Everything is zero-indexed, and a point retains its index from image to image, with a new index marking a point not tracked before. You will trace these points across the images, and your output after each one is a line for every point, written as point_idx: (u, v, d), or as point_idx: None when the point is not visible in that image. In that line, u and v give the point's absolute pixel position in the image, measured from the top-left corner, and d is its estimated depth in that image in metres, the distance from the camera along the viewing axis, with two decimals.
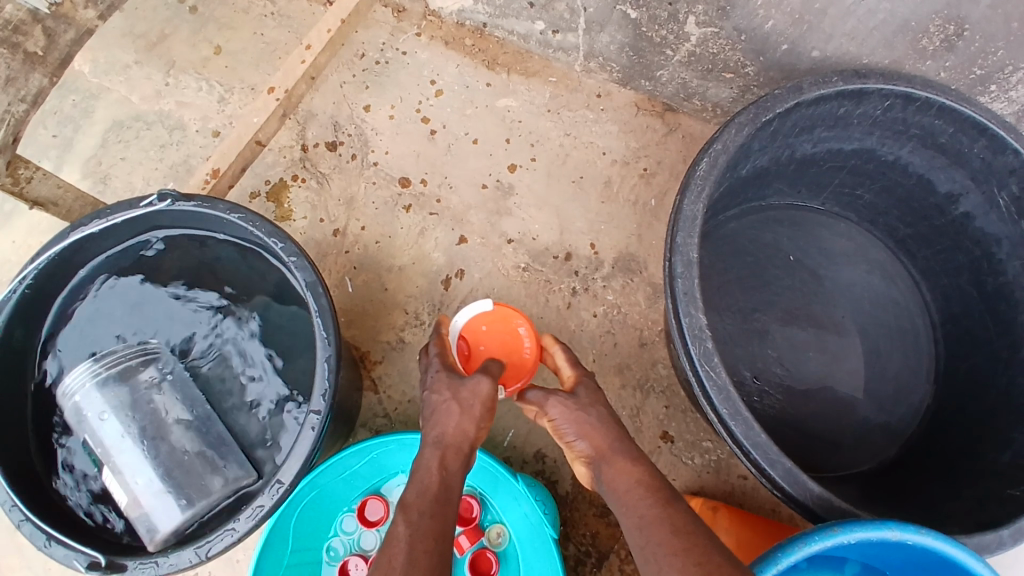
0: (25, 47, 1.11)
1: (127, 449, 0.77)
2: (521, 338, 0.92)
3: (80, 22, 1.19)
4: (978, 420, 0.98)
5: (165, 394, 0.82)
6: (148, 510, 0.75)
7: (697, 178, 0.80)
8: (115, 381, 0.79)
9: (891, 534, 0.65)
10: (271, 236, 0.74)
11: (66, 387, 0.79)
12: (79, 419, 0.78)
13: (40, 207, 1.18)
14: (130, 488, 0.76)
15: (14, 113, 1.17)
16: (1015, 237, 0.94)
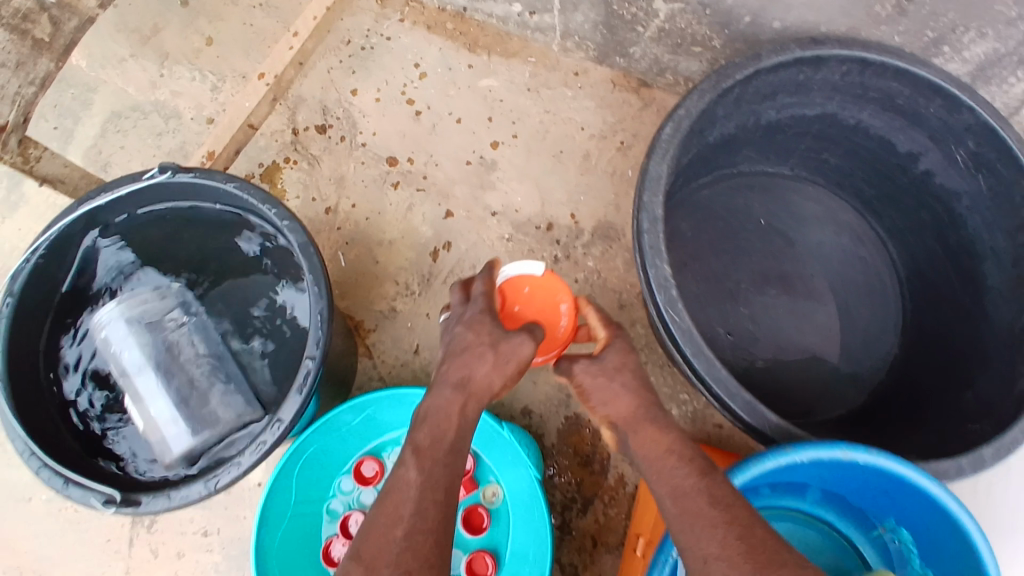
0: (32, 33, 1.24)
1: (147, 378, 0.84)
2: (561, 313, 0.88)
3: (83, 10, 1.29)
4: (941, 366, 1.04)
5: (184, 332, 0.89)
6: (165, 433, 0.82)
7: (663, 141, 0.85)
8: (141, 318, 0.87)
9: (843, 453, 0.72)
10: (264, 203, 0.79)
11: (96, 321, 0.86)
12: (107, 350, 0.86)
13: (49, 184, 1.24)
14: (150, 412, 0.83)
15: (24, 95, 1.25)
16: (974, 191, 0.98)
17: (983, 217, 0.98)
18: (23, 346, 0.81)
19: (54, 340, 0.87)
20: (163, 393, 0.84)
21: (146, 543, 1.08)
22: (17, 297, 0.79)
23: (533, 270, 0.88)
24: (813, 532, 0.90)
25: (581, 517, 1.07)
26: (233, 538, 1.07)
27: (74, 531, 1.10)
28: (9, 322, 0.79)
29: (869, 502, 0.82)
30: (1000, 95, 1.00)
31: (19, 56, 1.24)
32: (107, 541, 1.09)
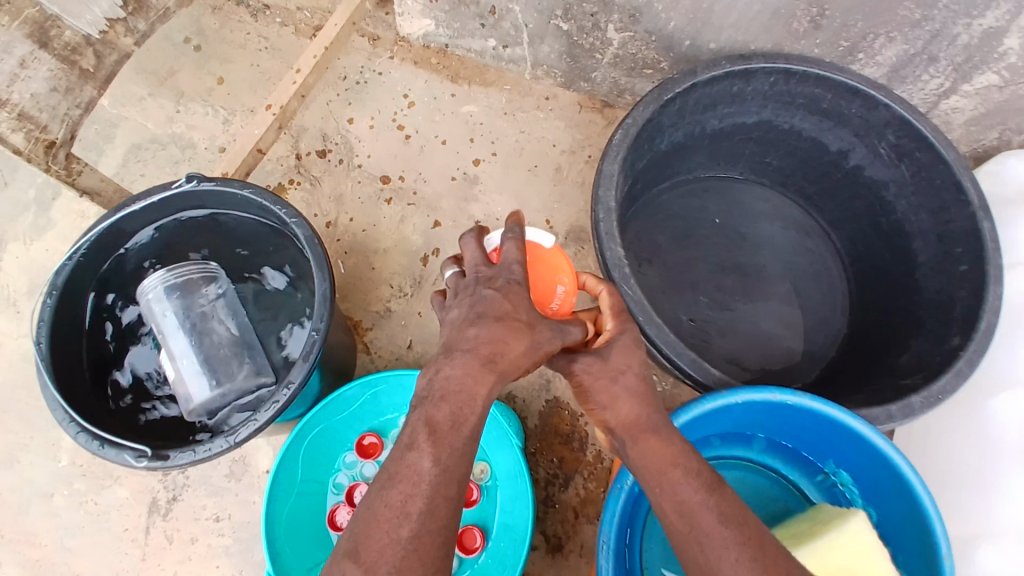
0: (78, 64, 1.44)
1: (180, 340, 0.96)
2: (557, 293, 0.84)
3: (122, 47, 1.48)
4: (882, 340, 1.16)
5: (218, 305, 1.00)
6: (190, 386, 0.94)
7: (614, 145, 0.99)
8: (181, 286, 0.97)
9: (773, 396, 0.83)
10: (276, 204, 0.94)
11: (142, 286, 0.97)
12: (150, 311, 0.97)
13: (87, 195, 1.38)
14: (179, 368, 0.95)
15: (72, 116, 1.43)
16: (899, 179, 1.13)
17: (909, 201, 1.13)
18: (62, 335, 0.92)
19: (88, 330, 0.98)
20: (192, 354, 0.95)
21: (162, 529, 1.16)
22: (60, 289, 0.91)
23: (542, 240, 0.85)
24: (762, 479, 1.02)
25: (563, 491, 1.16)
26: (243, 521, 1.16)
27: (93, 522, 1.17)
28: (52, 310, 0.91)
29: (811, 445, 0.94)
30: (917, 91, 1.15)
31: (68, 83, 1.42)
32: (123, 530, 1.17)
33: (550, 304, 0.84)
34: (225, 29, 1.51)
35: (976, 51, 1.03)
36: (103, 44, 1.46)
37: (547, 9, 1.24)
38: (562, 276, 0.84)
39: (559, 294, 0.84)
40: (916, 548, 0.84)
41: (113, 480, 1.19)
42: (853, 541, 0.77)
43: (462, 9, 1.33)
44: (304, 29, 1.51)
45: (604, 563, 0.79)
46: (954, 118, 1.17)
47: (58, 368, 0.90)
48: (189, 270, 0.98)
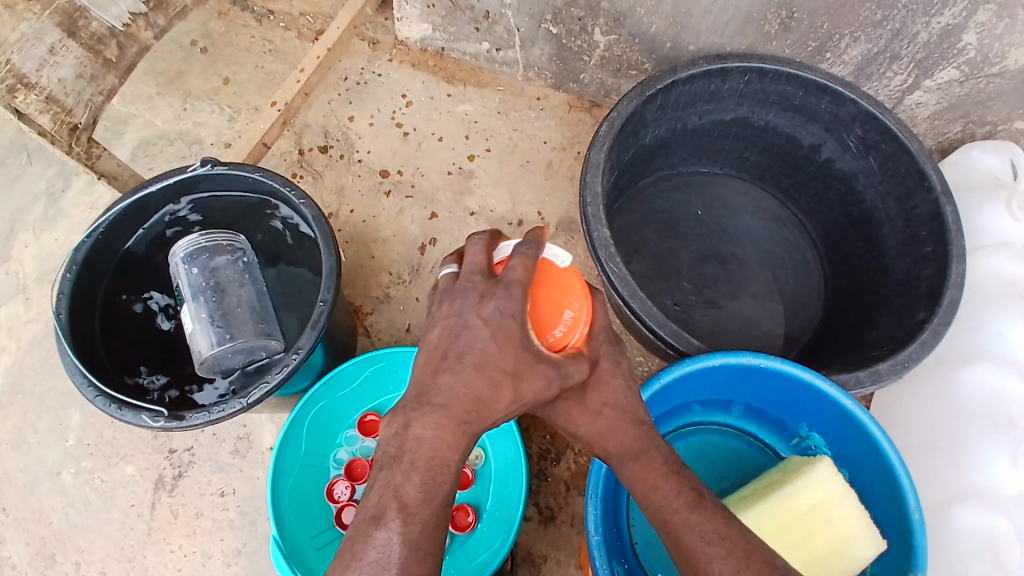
0: (103, 53, 1.50)
1: (198, 298, 1.03)
2: (563, 320, 0.68)
3: (143, 41, 1.56)
4: (854, 321, 1.24)
5: (238, 270, 1.08)
6: (204, 339, 1.01)
7: (600, 135, 1.07)
8: (209, 250, 1.07)
9: (747, 358, 0.92)
10: (285, 187, 1.04)
11: (175, 246, 1.07)
12: (177, 270, 1.06)
13: (105, 179, 1.43)
14: (197, 322, 1.02)
15: (94, 102, 1.48)
16: (866, 170, 1.22)
17: (877, 190, 1.21)
18: (81, 309, 1.01)
19: (105, 306, 1.07)
20: (208, 312, 1.03)
21: (167, 505, 1.21)
22: (80, 266, 1.01)
23: (556, 257, 0.69)
24: (740, 444, 1.10)
25: (555, 465, 1.22)
26: (248, 495, 1.20)
27: (100, 498, 1.21)
28: (72, 285, 1.00)
29: (782, 410, 1.02)
30: (882, 88, 1.24)
31: (93, 70, 1.48)
32: (130, 506, 1.21)
33: (555, 338, 0.68)
34: (232, 32, 1.59)
35: (934, 48, 1.12)
36: (126, 36, 1.53)
37: (538, 13, 1.34)
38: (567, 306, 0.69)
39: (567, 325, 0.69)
40: (885, 499, 0.92)
41: (120, 458, 1.23)
42: (825, 486, 0.91)
43: (458, 14, 1.42)
44: (307, 33, 1.59)
45: (591, 508, 0.85)
46: (918, 112, 1.26)
47: (78, 337, 0.99)
48: (217, 236, 1.08)
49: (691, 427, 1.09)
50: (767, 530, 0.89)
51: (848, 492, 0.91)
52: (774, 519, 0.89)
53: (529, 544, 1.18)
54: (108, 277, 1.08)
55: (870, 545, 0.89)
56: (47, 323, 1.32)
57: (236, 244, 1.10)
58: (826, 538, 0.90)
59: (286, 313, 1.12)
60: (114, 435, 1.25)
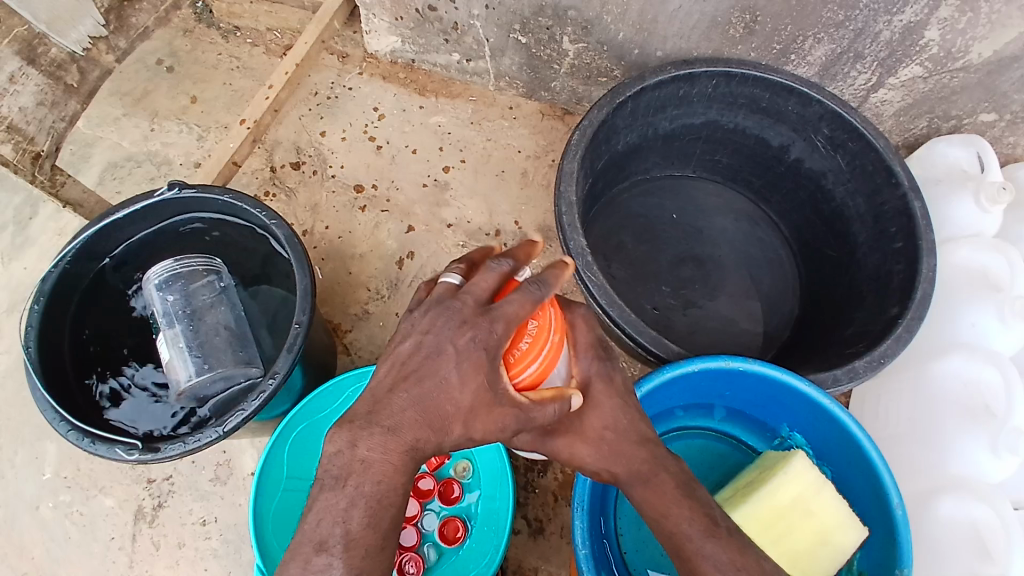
0: (63, 80, 1.48)
1: (174, 325, 1.03)
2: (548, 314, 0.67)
3: (105, 64, 1.54)
4: (830, 318, 1.26)
5: (215, 296, 1.08)
6: (181, 368, 1.00)
7: (572, 145, 1.07)
8: (186, 277, 1.07)
9: (725, 362, 0.92)
10: (257, 208, 1.03)
11: (150, 274, 1.07)
12: (151, 296, 1.06)
13: (70, 207, 1.41)
14: (173, 351, 1.01)
15: (58, 128, 1.47)
16: (835, 169, 1.24)
17: (846, 187, 1.23)
18: (50, 341, 0.99)
19: (73, 336, 1.04)
20: (185, 339, 1.02)
21: (148, 537, 1.18)
22: (47, 295, 0.99)
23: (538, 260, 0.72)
24: (724, 446, 1.11)
25: (542, 476, 1.22)
26: (231, 523, 1.18)
27: (79, 533, 1.18)
28: (39, 316, 0.97)
29: (763, 411, 1.03)
30: (847, 87, 1.26)
31: (53, 97, 1.47)
32: (110, 539, 1.18)
33: (518, 354, 0.63)
34: (197, 50, 1.57)
35: (897, 46, 1.15)
36: (88, 60, 1.52)
37: (506, 23, 1.34)
38: (539, 318, 0.65)
39: (534, 339, 0.64)
40: (868, 495, 0.93)
41: (98, 491, 1.20)
42: (802, 480, 0.92)
43: (427, 26, 1.42)
44: (274, 49, 1.57)
45: (578, 520, 0.85)
46: (884, 110, 1.29)
47: (47, 370, 0.96)
48: (194, 262, 1.08)
49: (674, 433, 1.09)
50: (751, 532, 0.90)
51: (824, 483, 0.92)
52: (757, 521, 0.90)
53: (520, 557, 1.17)
54: (75, 308, 1.05)
55: (851, 533, 0.91)
56: (17, 355, 1.29)
57: (213, 269, 1.10)
58: (807, 530, 0.92)
59: (264, 335, 1.10)
60: (92, 467, 1.22)
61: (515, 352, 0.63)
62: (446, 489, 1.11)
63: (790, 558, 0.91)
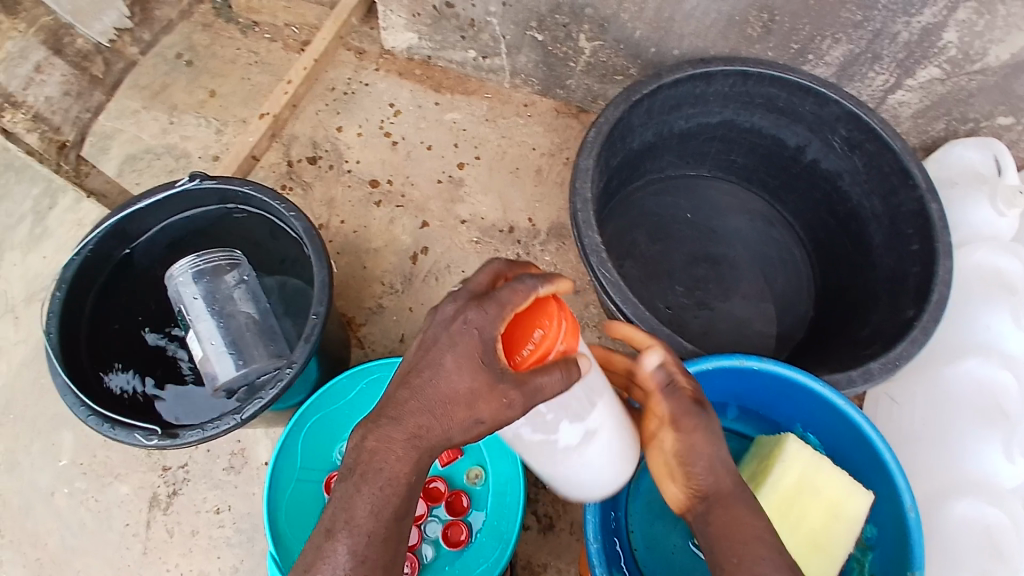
0: (89, 70, 1.50)
1: (207, 321, 1.06)
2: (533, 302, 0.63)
3: (129, 56, 1.55)
4: (844, 319, 1.25)
5: (239, 290, 1.10)
6: (217, 365, 1.03)
7: (589, 141, 1.08)
8: (209, 274, 1.08)
9: (739, 360, 0.93)
10: (275, 200, 1.04)
11: (172, 270, 1.08)
12: (178, 294, 1.08)
13: (93, 198, 1.43)
14: (207, 349, 1.04)
15: (81, 120, 1.49)
16: (851, 169, 1.24)
17: (862, 187, 1.23)
18: (71, 328, 1.00)
19: (93, 324, 1.06)
20: (218, 335, 1.05)
21: (163, 524, 1.19)
22: (68, 284, 1.00)
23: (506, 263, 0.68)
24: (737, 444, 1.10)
25: None
26: (244, 512, 1.20)
27: (95, 519, 1.20)
28: (61, 304, 0.99)
29: (775, 410, 1.03)
30: (865, 87, 1.25)
31: (78, 88, 1.48)
32: (125, 526, 1.19)
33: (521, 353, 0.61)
34: (216, 45, 1.58)
35: (916, 48, 1.14)
36: (111, 52, 1.53)
37: (523, 21, 1.35)
38: (550, 321, 0.61)
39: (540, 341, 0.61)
40: (881, 496, 0.93)
41: (114, 478, 1.22)
42: (799, 464, 0.93)
43: (444, 23, 1.43)
44: (292, 44, 1.59)
45: (589, 515, 0.85)
46: (901, 111, 1.28)
47: (69, 359, 0.98)
48: (216, 257, 1.09)
49: None
50: None
51: (821, 459, 0.93)
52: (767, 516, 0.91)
53: (529, 551, 1.18)
54: (91, 297, 1.06)
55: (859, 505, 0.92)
56: (37, 343, 1.31)
57: (235, 261, 1.11)
58: (818, 509, 0.92)
59: (285, 325, 1.12)
60: (108, 454, 1.24)
61: (518, 348, 0.61)
62: (455, 499, 1.10)
63: (810, 539, 0.92)
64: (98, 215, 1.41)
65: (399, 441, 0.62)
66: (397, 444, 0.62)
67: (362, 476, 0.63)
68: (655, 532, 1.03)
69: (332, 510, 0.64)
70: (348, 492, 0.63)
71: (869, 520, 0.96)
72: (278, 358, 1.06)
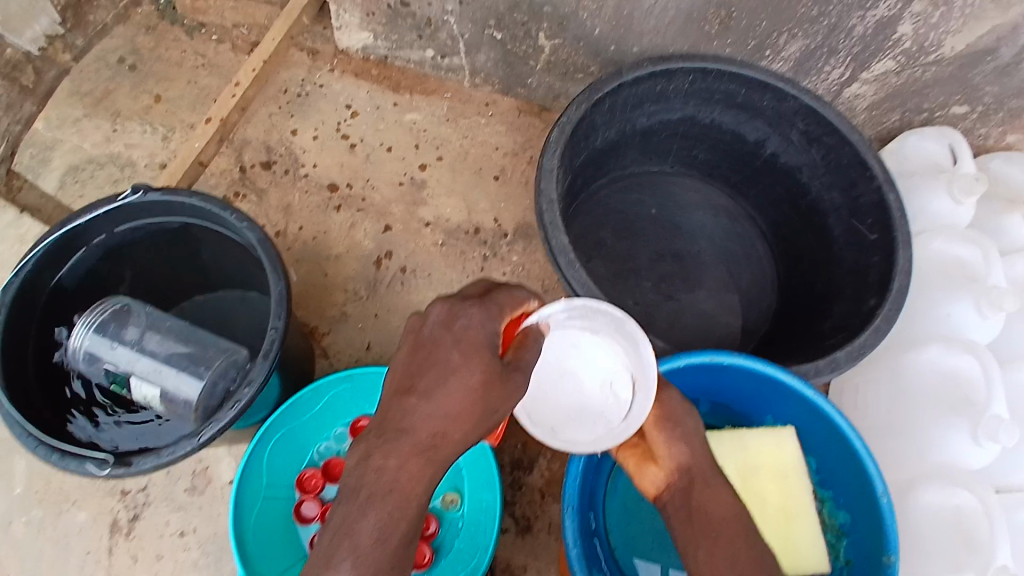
0: (19, 81, 1.42)
1: (141, 358, 0.99)
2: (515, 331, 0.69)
3: (64, 63, 1.47)
4: (808, 310, 1.28)
5: (140, 324, 1.01)
6: (181, 390, 0.96)
7: (552, 140, 1.06)
8: (108, 322, 1.00)
9: (712, 358, 0.92)
10: (224, 210, 0.99)
11: (73, 346, 1.00)
12: (96, 361, 1.00)
13: (29, 213, 1.35)
14: (162, 381, 0.97)
15: (12, 131, 1.41)
16: (809, 162, 1.25)
17: (821, 180, 1.25)
18: (12, 352, 0.94)
19: (38, 347, 1.00)
20: (160, 364, 0.98)
21: (123, 553, 1.13)
22: (8, 305, 0.93)
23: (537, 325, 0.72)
24: None
25: (529, 474, 1.20)
26: (210, 534, 1.15)
27: (54, 548, 1.13)
28: (2, 326, 0.92)
29: (749, 406, 1.04)
30: (821, 82, 1.28)
31: (8, 99, 1.40)
32: (87, 552, 1.13)
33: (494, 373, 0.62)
34: (160, 48, 1.51)
35: (869, 42, 1.16)
36: (43, 60, 1.45)
37: (481, 19, 1.32)
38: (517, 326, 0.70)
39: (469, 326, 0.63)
40: (852, 486, 0.94)
41: (67, 508, 1.15)
42: (729, 452, 0.98)
43: (400, 21, 1.39)
44: (241, 46, 1.52)
45: (568, 522, 0.84)
46: (856, 104, 1.31)
47: (17, 397, 0.93)
48: (104, 306, 1.01)
49: None
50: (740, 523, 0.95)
51: (738, 434, 1.00)
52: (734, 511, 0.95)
53: (508, 557, 1.16)
54: (33, 320, 0.99)
55: (791, 449, 0.99)
56: None
57: (122, 307, 1.02)
58: (764, 478, 0.98)
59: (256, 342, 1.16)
60: (63, 482, 1.17)
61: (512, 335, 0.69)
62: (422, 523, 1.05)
63: (782, 509, 0.97)
64: (39, 230, 1.33)
65: (418, 456, 0.60)
66: (407, 463, 0.60)
67: (373, 499, 0.59)
68: (635, 533, 1.04)
69: (339, 533, 0.58)
70: (357, 515, 0.59)
71: (842, 508, 0.98)
72: (231, 350, 1.00)
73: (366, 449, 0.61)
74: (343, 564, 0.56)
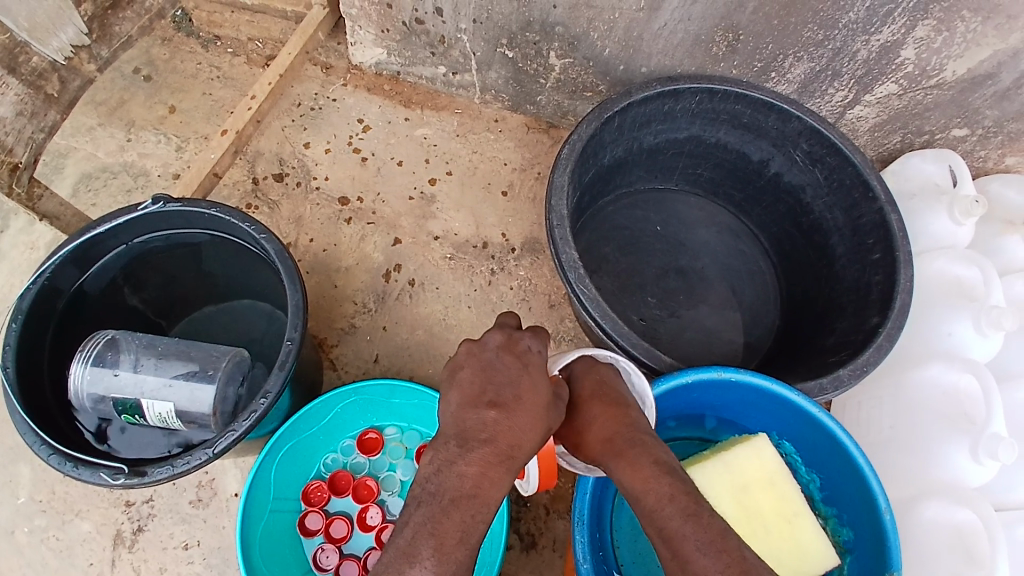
0: (44, 89, 1.43)
1: (146, 379, 0.98)
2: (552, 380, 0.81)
3: (87, 73, 1.49)
4: (811, 328, 1.29)
5: (136, 347, 1.01)
6: (196, 400, 0.97)
7: (563, 158, 1.08)
8: (105, 353, 0.99)
9: (718, 373, 0.93)
10: (244, 221, 1.00)
11: (75, 386, 0.98)
12: (101, 394, 0.98)
13: (45, 220, 1.36)
14: (173, 396, 0.97)
15: (36, 139, 1.42)
16: (813, 183, 1.27)
17: (825, 201, 1.27)
18: (28, 359, 0.95)
19: (53, 354, 1.01)
20: (167, 380, 0.98)
21: (128, 561, 1.13)
22: (25, 313, 0.94)
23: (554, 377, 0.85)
24: None
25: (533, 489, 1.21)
26: (215, 546, 1.15)
27: (58, 558, 1.13)
28: (16, 334, 0.93)
29: (755, 422, 1.05)
30: (826, 103, 1.31)
31: (32, 107, 1.41)
32: (88, 565, 1.13)
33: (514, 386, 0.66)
34: (176, 60, 1.54)
35: (874, 66, 1.19)
36: (68, 69, 1.46)
37: (493, 38, 1.35)
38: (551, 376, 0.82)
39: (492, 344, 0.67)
40: (858, 505, 0.95)
41: (75, 514, 1.15)
42: (718, 478, 0.97)
43: (413, 38, 1.42)
44: (256, 59, 1.55)
45: (578, 536, 0.85)
46: (860, 126, 1.34)
47: (34, 409, 0.94)
48: (96, 340, 1.00)
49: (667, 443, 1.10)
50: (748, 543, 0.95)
51: (719, 457, 0.99)
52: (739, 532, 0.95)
53: (512, 572, 1.16)
54: (47, 328, 0.99)
55: (772, 457, 0.99)
56: None
57: (114, 339, 1.01)
58: (756, 492, 0.98)
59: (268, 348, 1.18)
60: (68, 490, 1.17)
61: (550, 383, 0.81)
62: None
63: (780, 516, 0.97)
64: (54, 237, 1.35)
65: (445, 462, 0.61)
66: (488, 470, 0.62)
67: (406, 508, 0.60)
68: (640, 549, 1.04)
69: None
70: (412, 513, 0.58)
71: (845, 525, 1.00)
72: (234, 352, 1.03)
73: (446, 457, 0.62)
74: (428, 560, 0.54)
